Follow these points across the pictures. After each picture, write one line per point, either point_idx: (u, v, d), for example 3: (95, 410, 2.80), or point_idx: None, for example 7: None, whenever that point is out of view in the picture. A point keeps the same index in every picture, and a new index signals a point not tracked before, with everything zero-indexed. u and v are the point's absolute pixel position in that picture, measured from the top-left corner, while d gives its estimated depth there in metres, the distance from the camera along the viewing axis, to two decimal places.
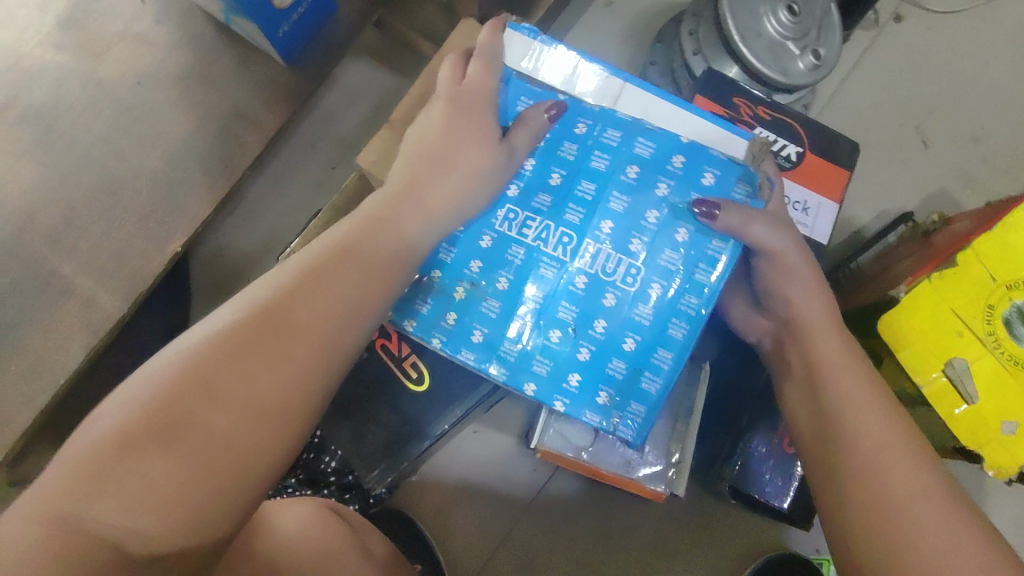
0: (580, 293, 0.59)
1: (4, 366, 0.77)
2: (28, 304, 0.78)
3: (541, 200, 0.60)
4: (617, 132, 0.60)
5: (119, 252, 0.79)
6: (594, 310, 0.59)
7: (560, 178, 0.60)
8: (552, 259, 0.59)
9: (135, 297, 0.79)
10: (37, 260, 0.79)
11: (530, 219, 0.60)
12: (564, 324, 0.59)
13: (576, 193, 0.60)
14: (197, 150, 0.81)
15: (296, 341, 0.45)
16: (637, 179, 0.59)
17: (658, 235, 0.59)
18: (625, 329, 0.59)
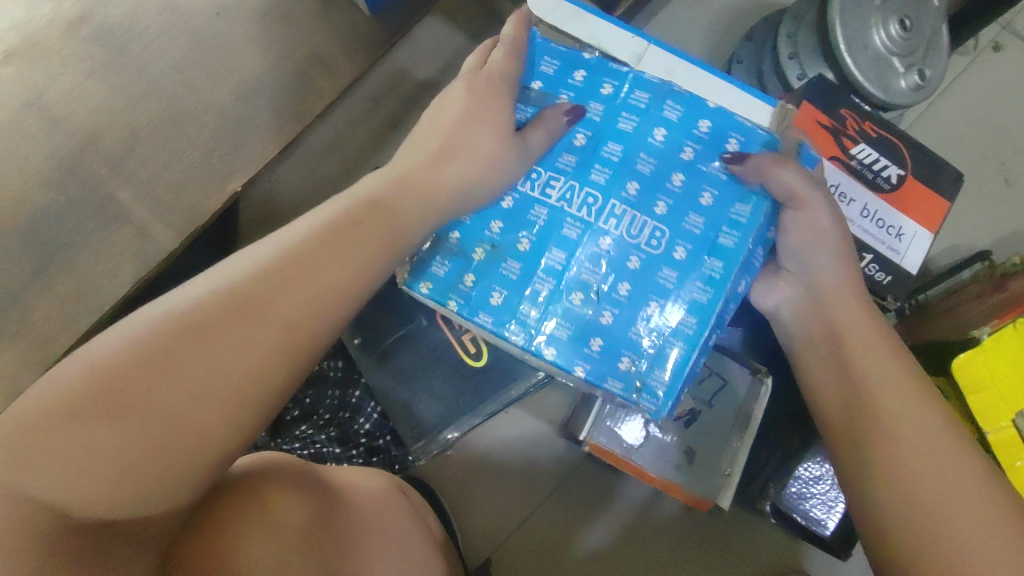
0: (604, 255, 0.53)
1: (52, 284, 0.76)
2: (82, 224, 0.77)
3: (565, 159, 0.55)
4: (645, 94, 0.55)
5: (179, 184, 0.78)
6: (617, 273, 0.53)
7: (585, 138, 0.55)
8: (576, 220, 0.54)
9: (189, 232, 0.77)
10: (96, 182, 0.78)
11: (553, 178, 0.55)
12: (587, 288, 0.53)
13: (602, 154, 0.54)
14: (269, 90, 0.79)
15: (280, 310, 0.44)
16: (665, 143, 0.54)
17: (685, 199, 0.54)
18: (649, 292, 0.53)
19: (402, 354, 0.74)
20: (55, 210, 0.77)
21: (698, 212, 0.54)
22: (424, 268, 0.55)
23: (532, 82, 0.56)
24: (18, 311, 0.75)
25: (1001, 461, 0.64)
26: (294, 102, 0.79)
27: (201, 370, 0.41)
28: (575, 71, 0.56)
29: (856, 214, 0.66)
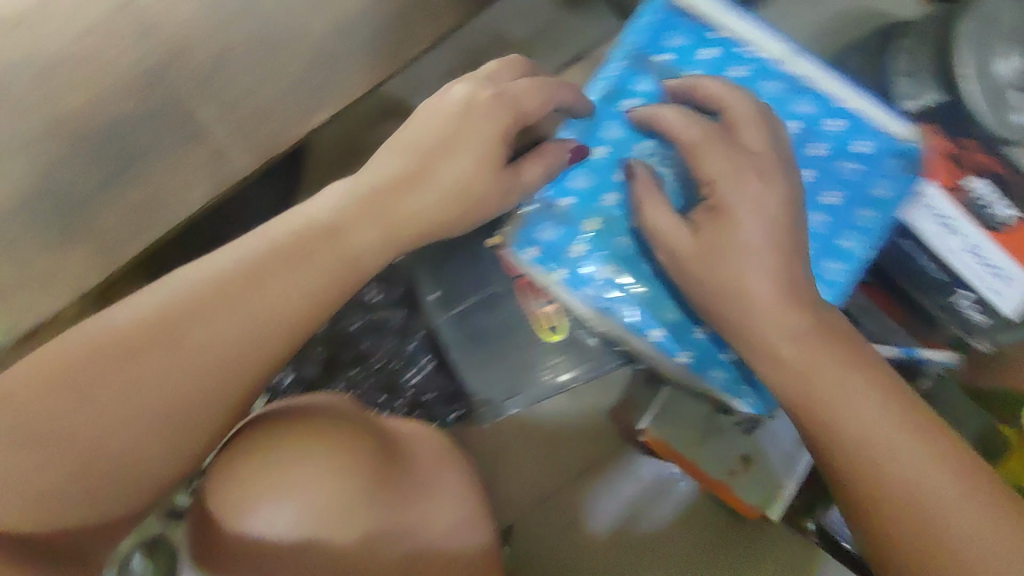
0: (718, 233, 0.56)
1: (124, 192, 0.76)
2: (161, 139, 0.76)
3: (698, 133, 0.58)
4: (783, 91, 0.62)
5: (263, 110, 0.77)
6: (726, 252, 0.56)
7: (723, 118, 0.59)
8: (699, 196, 0.57)
9: (267, 159, 0.78)
10: (178, 97, 0.76)
11: (683, 152, 0.58)
12: (698, 259, 0.57)
13: (745, 134, 0.58)
14: (366, 29, 0.79)
15: (270, 294, 0.52)
16: (802, 132, 0.61)
17: (801, 202, 0.57)
18: (748, 285, 0.56)
19: (477, 314, 0.73)
20: (134, 120, 0.75)
21: (808, 217, 0.58)
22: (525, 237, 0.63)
23: (652, 73, 0.62)
24: (87, 214, 0.75)
25: None
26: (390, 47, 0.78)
27: (170, 355, 0.49)
28: (692, 70, 0.62)
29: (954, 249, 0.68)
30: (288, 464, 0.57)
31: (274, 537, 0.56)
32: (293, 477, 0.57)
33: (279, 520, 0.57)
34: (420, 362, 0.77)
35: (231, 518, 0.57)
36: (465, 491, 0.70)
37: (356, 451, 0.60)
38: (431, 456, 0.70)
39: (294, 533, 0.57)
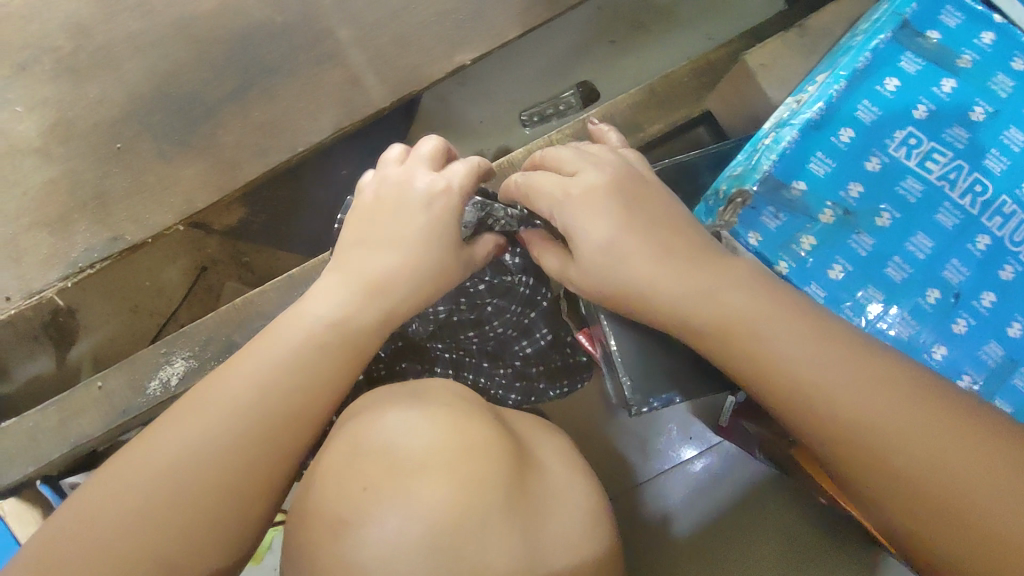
0: (975, 255, 0.46)
1: (249, 109, 0.69)
2: (292, 53, 0.70)
3: (956, 133, 0.47)
4: None
5: (405, 37, 0.70)
6: (984, 280, 0.46)
7: (984, 113, 0.47)
8: (956, 208, 0.47)
9: (404, 95, 0.70)
10: (316, 12, 0.70)
11: (937, 152, 0.47)
12: (945, 287, 0.46)
13: (1005, 139, 0.47)
14: None
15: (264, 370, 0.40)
16: None
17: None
18: (1015, 311, 0.46)
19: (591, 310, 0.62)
20: (267, 31, 0.70)
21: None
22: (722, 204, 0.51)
23: (930, 31, 0.49)
24: (208, 128, 0.69)
25: None
26: None
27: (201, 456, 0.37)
28: (983, 32, 0.49)
29: None
30: (424, 446, 0.39)
31: (391, 575, 0.34)
32: (420, 468, 0.38)
33: (411, 527, 0.35)
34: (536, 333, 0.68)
35: (328, 540, 0.36)
36: (597, 508, 0.45)
37: (487, 448, 0.40)
38: (573, 461, 0.48)
39: (408, 563, 0.35)
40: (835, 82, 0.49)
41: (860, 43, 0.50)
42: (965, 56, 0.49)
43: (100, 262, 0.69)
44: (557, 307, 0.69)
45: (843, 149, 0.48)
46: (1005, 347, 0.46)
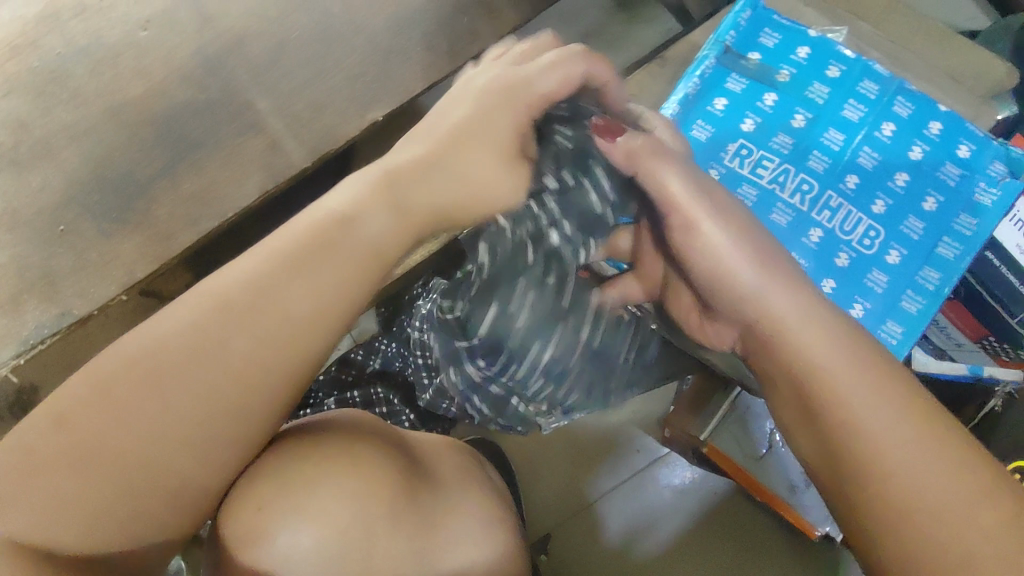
0: (813, 245, 0.56)
1: (180, 181, 0.75)
2: (216, 127, 0.76)
3: (781, 141, 0.59)
4: (875, 85, 0.59)
5: (318, 102, 0.76)
6: (826, 265, 0.56)
7: (803, 121, 0.59)
8: (789, 205, 0.57)
9: (322, 153, 0.76)
10: (236, 88, 0.76)
11: (768, 159, 0.59)
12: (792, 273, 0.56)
13: (824, 141, 0.59)
14: (428, 21, 0.76)
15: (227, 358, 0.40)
16: (892, 138, 0.58)
17: (906, 201, 0.56)
18: (857, 289, 0.55)
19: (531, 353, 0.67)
20: (193, 109, 0.76)
21: (919, 216, 0.56)
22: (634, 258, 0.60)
23: (753, 55, 0.62)
24: (143, 203, 0.75)
25: None
26: (451, 40, 0.76)
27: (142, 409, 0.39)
28: (801, 49, 0.61)
29: None
30: (314, 470, 0.45)
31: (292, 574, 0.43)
32: (310, 489, 0.45)
33: (299, 539, 0.44)
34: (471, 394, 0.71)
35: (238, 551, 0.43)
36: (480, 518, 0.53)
37: (373, 456, 0.48)
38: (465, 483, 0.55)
39: (313, 566, 0.43)
40: (672, 109, 0.61)
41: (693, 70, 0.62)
42: (785, 71, 0.61)
43: (49, 338, 0.73)
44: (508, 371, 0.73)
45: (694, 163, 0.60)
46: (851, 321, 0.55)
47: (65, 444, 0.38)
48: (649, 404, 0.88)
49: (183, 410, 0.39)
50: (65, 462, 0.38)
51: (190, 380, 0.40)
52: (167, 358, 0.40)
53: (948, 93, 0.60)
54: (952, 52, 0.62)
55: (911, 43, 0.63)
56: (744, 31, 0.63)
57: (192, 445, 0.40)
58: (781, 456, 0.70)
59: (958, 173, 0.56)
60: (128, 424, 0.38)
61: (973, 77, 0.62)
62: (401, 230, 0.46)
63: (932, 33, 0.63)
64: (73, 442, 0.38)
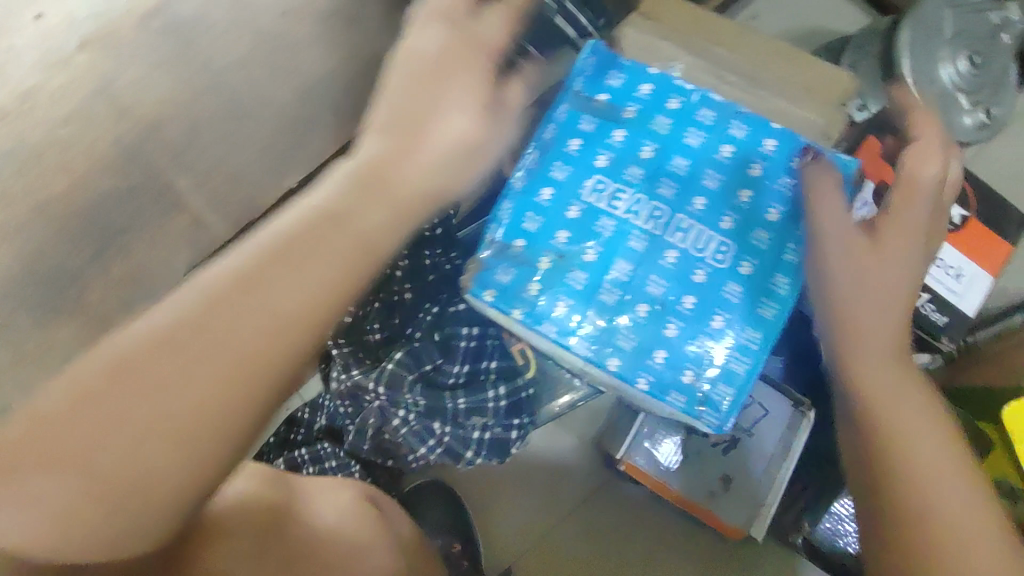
0: (670, 268, 0.56)
1: (109, 266, 0.80)
2: (140, 209, 0.80)
3: (632, 172, 0.57)
4: (711, 112, 0.58)
5: (234, 177, 0.80)
6: (684, 285, 0.56)
7: (651, 151, 0.58)
8: (643, 232, 0.56)
9: (244, 224, 0.79)
10: (156, 170, 0.79)
11: (621, 191, 0.57)
12: (652, 299, 0.56)
13: (670, 168, 0.57)
14: (329, 88, 0.82)
15: (260, 305, 0.40)
16: (732, 159, 0.57)
17: (750, 216, 0.57)
18: (713, 306, 0.55)
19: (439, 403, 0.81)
20: (116, 195, 0.78)
21: (763, 229, 0.57)
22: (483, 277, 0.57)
23: (598, 94, 0.59)
24: (76, 291, 0.79)
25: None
26: (354, 104, 0.80)
27: (156, 401, 0.38)
28: (642, 84, 0.59)
29: None
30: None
31: None
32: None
33: None
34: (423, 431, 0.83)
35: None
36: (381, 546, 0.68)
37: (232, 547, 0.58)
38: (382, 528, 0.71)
39: None
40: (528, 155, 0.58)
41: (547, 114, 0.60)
42: (630, 108, 0.59)
43: None
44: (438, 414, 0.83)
45: (547, 205, 0.57)
46: (714, 337, 0.55)
47: (75, 419, 0.38)
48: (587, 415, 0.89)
49: (165, 410, 0.38)
50: (42, 447, 0.38)
51: (178, 363, 0.39)
52: (145, 354, 0.39)
53: (802, 107, 0.59)
54: (801, 66, 0.61)
55: (762, 61, 0.62)
56: (590, 72, 0.60)
57: (188, 455, 0.38)
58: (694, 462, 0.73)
59: (792, 185, 0.57)
60: (109, 432, 0.38)
61: (825, 86, 0.61)
62: (371, 205, 0.45)
63: (781, 52, 0.62)
64: (66, 419, 0.38)
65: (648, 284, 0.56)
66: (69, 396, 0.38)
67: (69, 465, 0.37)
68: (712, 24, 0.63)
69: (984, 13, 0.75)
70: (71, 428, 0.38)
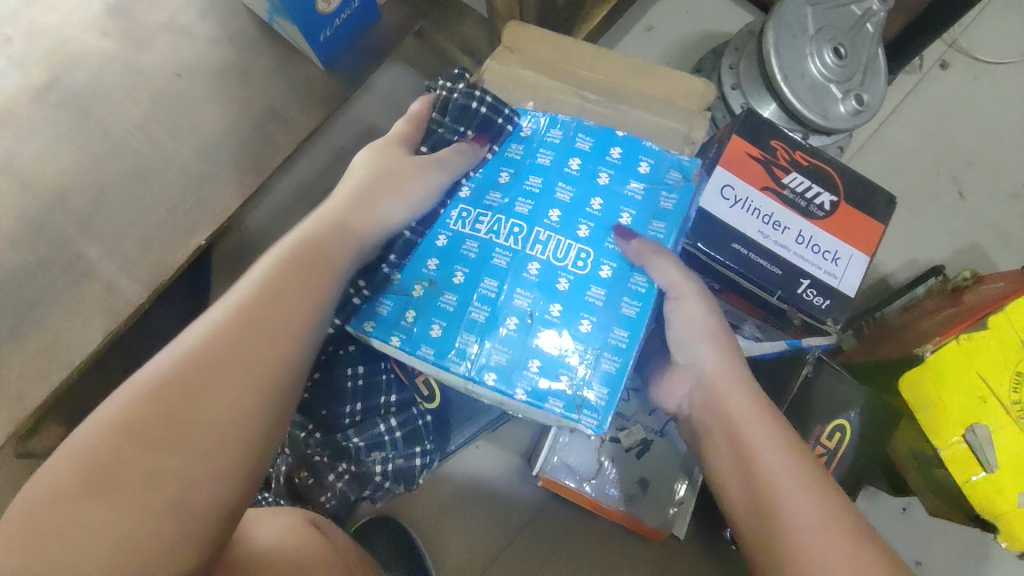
0: (534, 279, 0.55)
1: (25, 341, 0.78)
2: (51, 282, 0.79)
3: (491, 197, 0.59)
4: (559, 131, 0.60)
5: (144, 238, 0.80)
6: (549, 293, 0.55)
7: (508, 176, 0.60)
8: (505, 249, 0.56)
9: (158, 284, 0.79)
10: (64, 241, 0.80)
11: (482, 215, 0.58)
12: (521, 312, 0.54)
13: (524, 188, 0.58)
14: (231, 143, 0.83)
15: (290, 303, 0.47)
16: (579, 171, 0.58)
17: (604, 220, 0.57)
18: (579, 310, 0.54)
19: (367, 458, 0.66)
20: (25, 271, 0.79)
21: (619, 232, 0.56)
22: (458, 350, 0.53)
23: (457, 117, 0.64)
24: None
25: (956, 477, 0.65)
26: (255, 154, 0.83)
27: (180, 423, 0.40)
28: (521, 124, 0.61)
29: (788, 243, 0.63)
30: None
31: None
32: None
33: None
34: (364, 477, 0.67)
35: None
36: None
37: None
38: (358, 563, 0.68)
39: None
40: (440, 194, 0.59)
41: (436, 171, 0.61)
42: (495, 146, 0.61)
43: None
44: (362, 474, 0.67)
45: (465, 282, 0.55)
46: (585, 342, 0.54)
47: (171, 402, 0.40)
48: (514, 434, 0.87)
49: (219, 399, 0.41)
50: (81, 504, 0.36)
51: (232, 352, 0.43)
52: (166, 399, 0.40)
53: (666, 117, 0.63)
54: (657, 78, 0.66)
55: (623, 79, 0.66)
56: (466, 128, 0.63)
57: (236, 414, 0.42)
58: (608, 472, 0.65)
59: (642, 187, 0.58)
60: (224, 382, 0.42)
61: (682, 92, 0.66)
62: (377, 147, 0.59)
63: (638, 69, 0.66)
64: (159, 416, 0.40)
65: (514, 298, 0.55)
66: (122, 421, 0.39)
67: (215, 401, 0.41)
68: (573, 51, 0.67)
69: (847, 6, 0.79)
70: (177, 416, 0.40)
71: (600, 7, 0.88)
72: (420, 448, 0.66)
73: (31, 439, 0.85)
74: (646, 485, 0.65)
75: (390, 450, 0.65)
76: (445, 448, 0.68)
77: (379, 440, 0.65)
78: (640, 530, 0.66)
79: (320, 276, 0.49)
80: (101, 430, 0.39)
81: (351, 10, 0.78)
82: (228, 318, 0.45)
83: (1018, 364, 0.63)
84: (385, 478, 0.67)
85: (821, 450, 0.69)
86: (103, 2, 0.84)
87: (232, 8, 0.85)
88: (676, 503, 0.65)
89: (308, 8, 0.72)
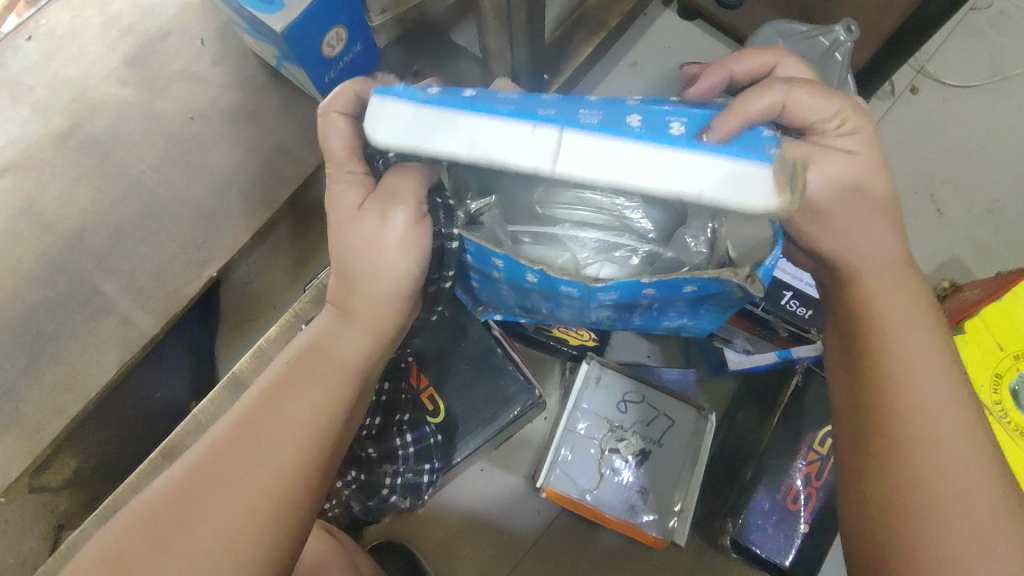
0: (606, 321, 0.62)
1: (42, 375, 0.80)
2: (69, 317, 0.82)
3: (534, 296, 0.57)
4: (572, 287, 0.49)
5: (158, 273, 0.84)
6: (624, 321, 0.62)
7: (539, 290, 0.54)
8: (570, 316, 0.61)
9: (170, 316, 0.83)
10: (82, 277, 0.83)
11: (534, 301, 0.59)
12: (605, 325, 0.65)
13: (563, 300, 0.55)
14: (242, 180, 0.87)
15: (298, 399, 0.47)
16: (611, 301, 0.52)
17: (659, 306, 0.55)
18: (658, 322, 0.62)
19: (376, 468, 0.68)
20: (45, 307, 0.82)
21: (678, 307, 0.55)
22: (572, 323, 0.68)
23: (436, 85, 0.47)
24: (10, 404, 0.79)
25: None
26: (265, 190, 0.88)
27: (191, 512, 0.42)
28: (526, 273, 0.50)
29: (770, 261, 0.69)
30: None
31: None
32: None
33: None
34: (372, 490, 0.69)
35: None
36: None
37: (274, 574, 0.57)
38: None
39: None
40: (492, 277, 0.56)
41: (466, 262, 0.56)
42: (496, 259, 0.51)
43: None
44: (367, 485, 0.69)
45: (546, 317, 0.64)
46: (672, 327, 0.63)
47: (208, 467, 0.44)
48: (520, 457, 0.88)
49: (234, 491, 0.43)
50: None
51: (246, 448, 0.45)
52: (182, 491, 0.43)
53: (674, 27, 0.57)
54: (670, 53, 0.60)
55: None
56: (475, 249, 0.52)
57: (249, 498, 0.43)
58: (610, 482, 0.68)
59: (693, 294, 0.51)
60: (242, 467, 0.44)
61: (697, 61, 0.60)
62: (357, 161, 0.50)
63: None
64: (173, 504, 0.43)
65: (593, 322, 0.64)
66: (148, 507, 0.43)
67: (237, 474, 0.44)
68: None
69: (815, 37, 0.85)
70: (197, 501, 0.43)
71: (587, 44, 0.94)
72: (429, 465, 0.69)
73: (43, 473, 0.88)
74: (645, 495, 0.68)
75: (401, 464, 0.68)
76: (450, 466, 0.71)
77: (393, 453, 0.68)
78: (643, 539, 0.68)
79: (326, 358, 0.49)
80: (137, 512, 0.43)
81: (353, 54, 0.84)
82: (257, 400, 0.47)
83: (993, 368, 0.68)
84: (393, 490, 0.70)
85: (814, 455, 0.71)
86: (121, 53, 0.90)
87: (242, 55, 0.90)
88: (675, 510, 0.68)
89: (314, 52, 0.77)
